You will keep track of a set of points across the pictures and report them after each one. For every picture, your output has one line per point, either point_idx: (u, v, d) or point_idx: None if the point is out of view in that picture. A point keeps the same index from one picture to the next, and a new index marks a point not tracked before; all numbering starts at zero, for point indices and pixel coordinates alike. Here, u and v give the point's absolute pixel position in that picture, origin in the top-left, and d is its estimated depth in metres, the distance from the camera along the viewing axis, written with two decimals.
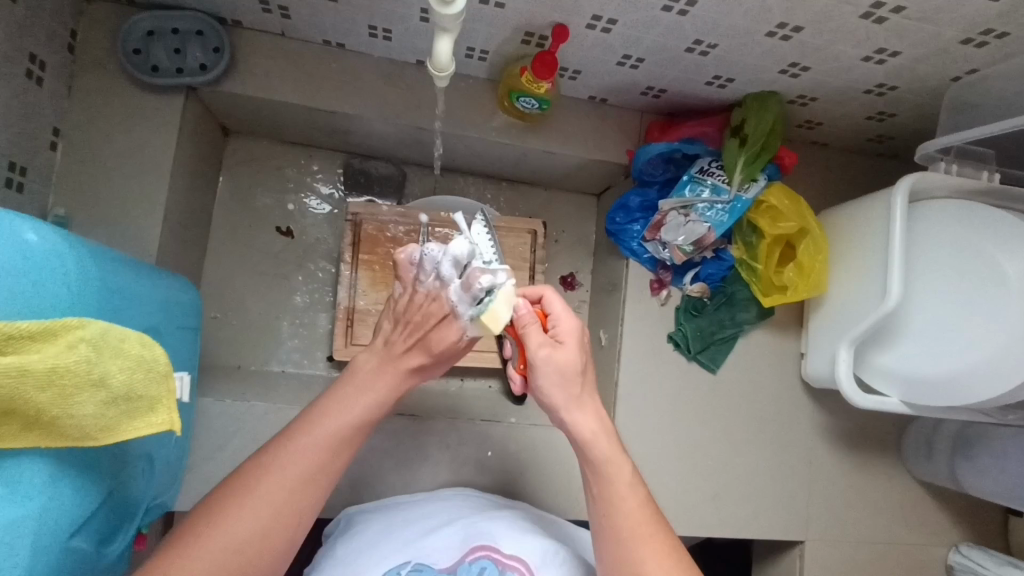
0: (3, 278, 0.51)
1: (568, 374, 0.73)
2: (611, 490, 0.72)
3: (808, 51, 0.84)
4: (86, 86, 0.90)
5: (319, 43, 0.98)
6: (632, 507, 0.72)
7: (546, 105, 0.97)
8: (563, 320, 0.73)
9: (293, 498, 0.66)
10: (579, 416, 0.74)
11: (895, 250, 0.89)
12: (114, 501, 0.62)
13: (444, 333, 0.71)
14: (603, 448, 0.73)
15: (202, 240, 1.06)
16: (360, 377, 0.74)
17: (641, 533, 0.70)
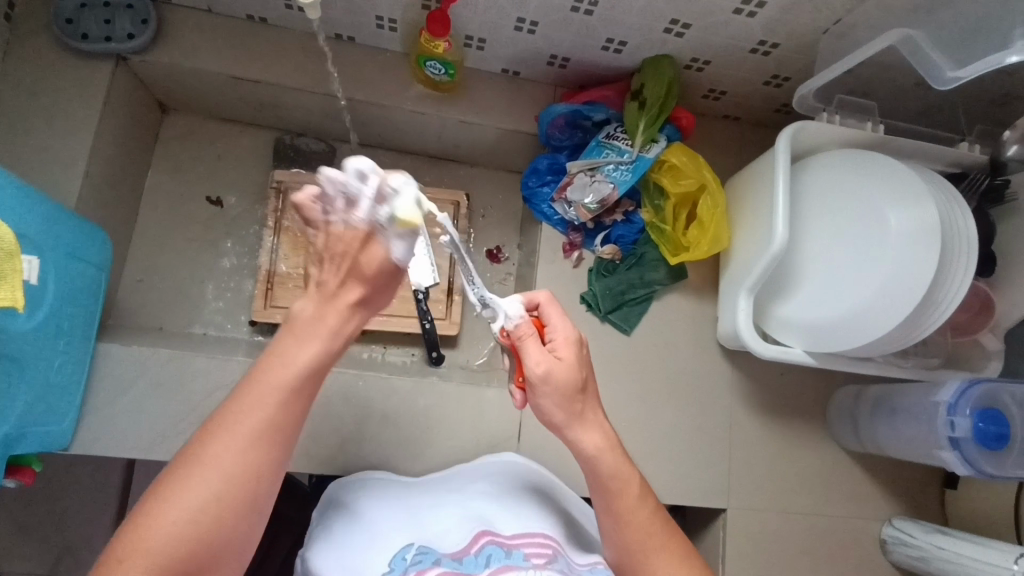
0: None
1: (567, 388, 0.69)
2: (619, 508, 0.71)
3: (682, 5, 0.90)
4: (19, 51, 0.97)
5: (244, 18, 1.06)
6: (638, 522, 0.71)
7: (452, 70, 1.03)
8: (559, 332, 0.70)
9: (243, 460, 0.56)
10: (579, 431, 0.71)
11: (780, 198, 0.92)
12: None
13: (368, 257, 0.57)
14: (608, 464, 0.71)
15: (129, 205, 1.11)
16: (322, 304, 0.59)
17: (649, 547, 0.71)
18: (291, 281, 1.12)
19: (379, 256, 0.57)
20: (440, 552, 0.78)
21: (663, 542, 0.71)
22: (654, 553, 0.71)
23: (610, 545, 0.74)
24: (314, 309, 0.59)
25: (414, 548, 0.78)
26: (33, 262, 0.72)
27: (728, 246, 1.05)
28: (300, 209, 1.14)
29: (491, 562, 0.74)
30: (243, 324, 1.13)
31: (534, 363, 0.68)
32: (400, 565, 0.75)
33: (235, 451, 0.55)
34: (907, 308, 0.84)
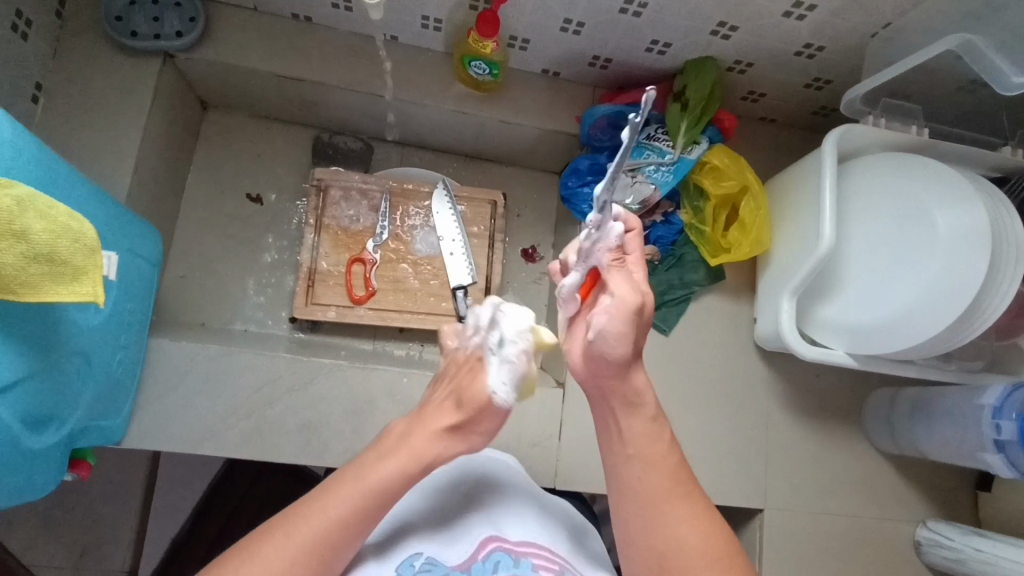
0: None
1: (648, 316, 0.67)
2: (651, 450, 0.70)
3: (730, 8, 0.90)
4: (70, 48, 0.98)
5: (289, 17, 1.06)
6: (665, 466, 0.69)
7: (496, 70, 1.03)
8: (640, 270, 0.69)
9: (297, 566, 0.60)
10: (635, 373, 0.69)
11: (827, 200, 0.92)
12: (44, 389, 0.64)
13: (475, 388, 0.68)
14: (649, 404, 0.71)
15: (172, 202, 1.12)
16: (418, 436, 0.69)
17: (668, 490, 0.68)
18: (331, 278, 1.12)
19: (481, 384, 0.68)
20: (446, 565, 0.73)
21: (683, 492, 0.68)
22: (676, 501, 0.68)
23: (623, 497, 0.70)
24: (405, 439, 0.68)
25: (421, 553, 0.74)
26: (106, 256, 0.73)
27: (768, 247, 1.05)
28: (341, 206, 1.15)
29: (499, 572, 0.72)
30: (283, 320, 1.15)
31: (620, 290, 0.65)
32: (407, 570, 0.71)
33: (286, 556, 0.60)
34: (955, 311, 0.84)
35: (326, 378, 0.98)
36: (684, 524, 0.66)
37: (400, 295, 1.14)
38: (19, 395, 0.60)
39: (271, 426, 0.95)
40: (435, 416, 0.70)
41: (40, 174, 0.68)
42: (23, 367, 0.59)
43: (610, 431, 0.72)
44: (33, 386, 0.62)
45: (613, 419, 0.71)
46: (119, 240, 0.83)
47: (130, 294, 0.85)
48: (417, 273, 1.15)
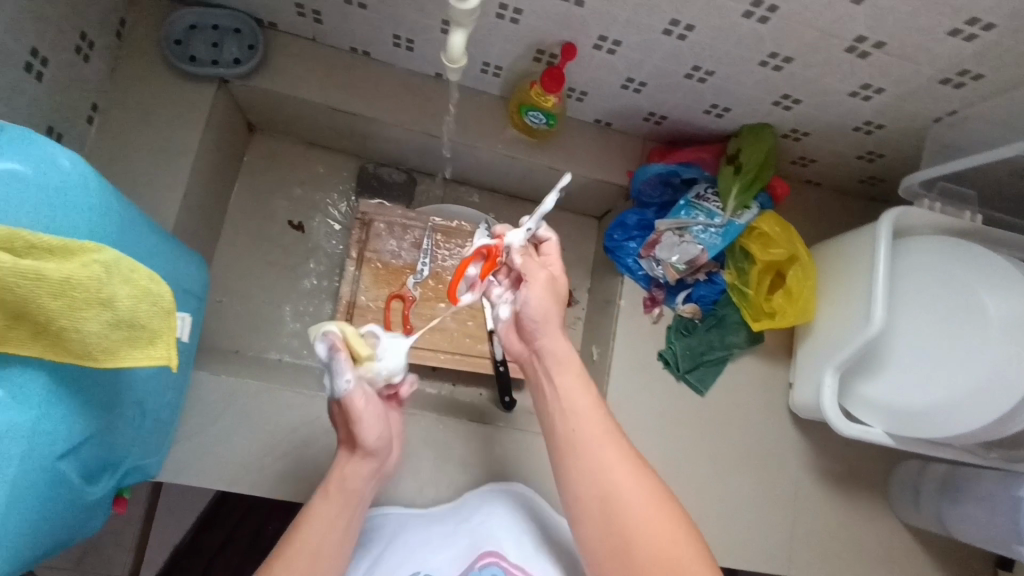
0: (37, 211, 0.52)
1: (558, 299, 0.75)
2: (578, 404, 0.70)
3: (799, 84, 0.90)
4: (126, 70, 0.96)
5: (347, 50, 1.05)
6: (593, 417, 0.69)
7: (553, 121, 1.02)
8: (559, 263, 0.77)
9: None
10: (552, 335, 0.74)
11: (878, 284, 0.92)
12: (102, 442, 0.63)
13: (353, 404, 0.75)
14: (573, 360, 0.73)
15: (214, 227, 1.11)
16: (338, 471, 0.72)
17: (600, 439, 0.67)
18: (370, 313, 1.12)
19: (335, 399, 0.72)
20: None
21: (615, 438, 0.67)
22: (609, 445, 0.67)
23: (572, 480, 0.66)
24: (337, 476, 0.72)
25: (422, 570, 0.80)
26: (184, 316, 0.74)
27: (812, 315, 1.05)
28: (383, 240, 1.15)
29: None
30: (318, 351, 1.14)
31: (537, 274, 0.74)
32: None
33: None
34: (1005, 408, 0.84)
35: None
36: (631, 485, 0.64)
37: (436, 334, 1.14)
38: (82, 450, 0.60)
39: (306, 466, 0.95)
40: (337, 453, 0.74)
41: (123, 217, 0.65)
42: (87, 427, 0.59)
43: (549, 416, 0.71)
44: (90, 443, 0.61)
45: (544, 385, 0.73)
46: (175, 276, 0.83)
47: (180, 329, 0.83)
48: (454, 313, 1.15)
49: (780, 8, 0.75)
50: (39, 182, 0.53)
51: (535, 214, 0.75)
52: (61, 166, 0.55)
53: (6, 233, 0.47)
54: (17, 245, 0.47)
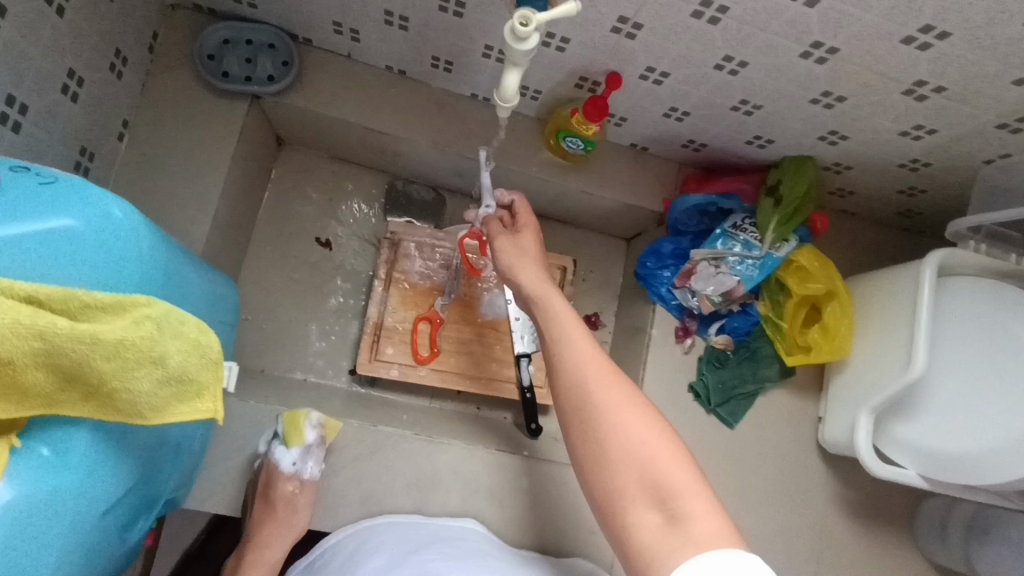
0: (87, 262, 0.51)
1: (527, 248, 0.91)
2: (579, 351, 0.75)
3: (848, 121, 0.87)
4: (158, 84, 0.94)
5: (382, 68, 1.02)
6: (594, 359, 0.74)
7: (591, 147, 1.00)
8: (525, 216, 0.95)
9: None
10: (523, 275, 0.87)
11: (920, 328, 0.90)
12: (140, 487, 0.62)
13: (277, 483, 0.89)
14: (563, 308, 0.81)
15: (242, 244, 1.09)
16: (266, 545, 0.91)
17: (601, 379, 0.72)
18: (397, 334, 1.10)
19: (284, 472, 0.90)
20: None
21: (613, 377, 0.73)
22: (608, 384, 0.72)
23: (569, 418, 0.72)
24: (260, 549, 0.91)
25: None
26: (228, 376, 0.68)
27: (848, 352, 1.03)
28: (411, 261, 1.13)
29: None
30: (343, 372, 1.13)
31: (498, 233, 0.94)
32: None
33: None
34: None
35: (390, 450, 0.97)
36: (619, 405, 0.70)
37: (463, 357, 1.12)
38: (120, 506, 0.59)
39: (335, 493, 0.94)
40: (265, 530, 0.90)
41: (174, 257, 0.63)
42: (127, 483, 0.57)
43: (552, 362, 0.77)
44: (127, 496, 0.59)
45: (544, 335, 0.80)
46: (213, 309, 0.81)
47: None
48: (481, 337, 1.14)
49: (843, 51, 0.73)
50: (90, 236, 0.51)
51: (490, 192, 0.97)
52: (112, 216, 0.53)
53: (60, 294, 0.45)
54: (72, 305, 0.46)
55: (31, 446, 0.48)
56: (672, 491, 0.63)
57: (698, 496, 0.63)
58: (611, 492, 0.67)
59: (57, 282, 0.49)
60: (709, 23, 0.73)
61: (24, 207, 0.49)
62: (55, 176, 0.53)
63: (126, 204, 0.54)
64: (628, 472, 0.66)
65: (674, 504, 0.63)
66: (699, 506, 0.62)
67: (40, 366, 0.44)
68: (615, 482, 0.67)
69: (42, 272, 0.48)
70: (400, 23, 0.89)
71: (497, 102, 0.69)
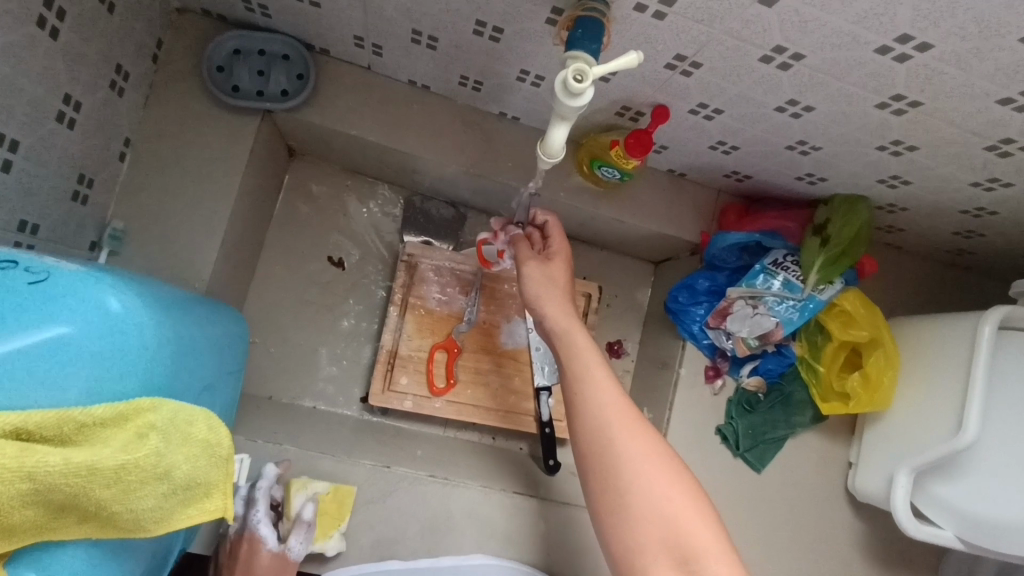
0: (82, 364, 0.47)
1: (555, 276, 0.81)
2: (602, 391, 0.69)
3: (915, 169, 0.80)
4: (163, 98, 0.87)
5: (405, 82, 0.94)
6: (617, 402, 0.68)
7: (628, 178, 0.93)
8: (556, 239, 0.85)
9: None
10: (547, 305, 0.78)
11: (975, 391, 0.85)
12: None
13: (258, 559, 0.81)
14: (584, 341, 0.74)
15: (251, 263, 1.03)
16: None
17: (624, 425, 0.66)
18: (412, 363, 1.05)
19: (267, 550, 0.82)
20: None
21: (637, 422, 0.67)
22: (633, 431, 0.66)
23: (587, 465, 0.66)
24: None
25: None
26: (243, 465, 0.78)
27: (888, 405, 0.98)
28: (428, 286, 1.07)
29: None
30: (355, 399, 1.08)
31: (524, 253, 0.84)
32: None
33: None
34: None
35: (404, 493, 0.92)
36: (642, 454, 0.64)
37: (480, 388, 1.07)
38: None
39: (344, 538, 0.90)
40: None
41: (185, 334, 0.58)
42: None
43: (571, 400, 0.70)
44: None
45: (563, 368, 0.73)
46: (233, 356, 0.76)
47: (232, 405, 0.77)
48: (500, 368, 1.08)
49: (925, 105, 0.65)
50: (86, 339, 0.47)
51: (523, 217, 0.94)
52: (109, 311, 0.49)
53: (52, 419, 0.42)
54: (66, 428, 0.42)
55: (19, 573, 0.45)
56: (696, 552, 0.59)
57: (722, 558, 0.59)
58: (628, 549, 0.61)
59: (49, 399, 0.45)
60: (777, 69, 0.66)
61: (12, 317, 0.45)
62: (49, 269, 0.49)
63: (124, 296, 0.50)
64: (649, 528, 0.61)
65: (698, 567, 0.58)
66: (724, 569, 0.58)
67: (29, 505, 0.41)
68: (634, 538, 0.61)
69: (31, 389, 0.45)
70: (427, 42, 0.81)
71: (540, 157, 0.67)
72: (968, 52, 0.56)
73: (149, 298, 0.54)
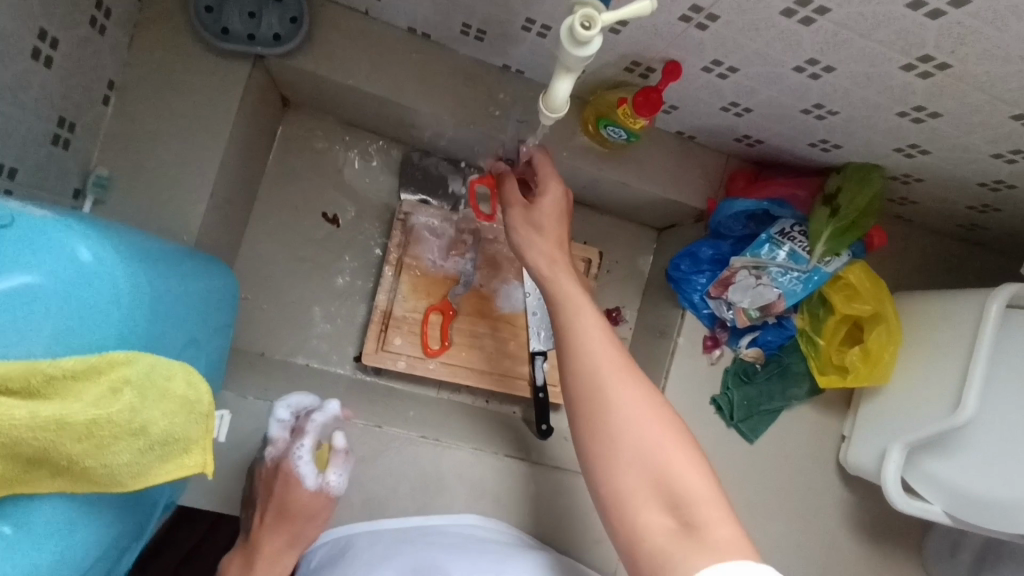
0: (51, 315, 0.45)
1: (545, 222, 0.78)
2: (589, 335, 0.67)
3: (935, 137, 0.76)
4: (148, 38, 0.82)
5: (404, 30, 0.90)
6: (605, 344, 0.66)
7: (634, 139, 0.89)
8: (549, 176, 0.80)
9: None
10: (537, 255, 0.76)
11: (976, 372, 0.83)
12: (129, 533, 0.58)
13: (294, 492, 0.82)
14: (574, 288, 0.72)
15: (242, 217, 1.00)
16: (263, 559, 0.81)
17: (612, 369, 0.64)
18: (406, 324, 1.03)
19: (302, 488, 0.83)
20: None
21: (626, 366, 0.65)
22: (621, 374, 0.64)
23: (576, 412, 0.63)
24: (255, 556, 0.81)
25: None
26: (223, 419, 0.81)
27: (887, 379, 0.96)
28: (424, 245, 1.05)
29: None
30: (348, 357, 1.07)
31: (513, 193, 0.81)
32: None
33: None
34: None
35: (395, 453, 0.92)
36: (634, 399, 0.62)
37: (475, 351, 1.06)
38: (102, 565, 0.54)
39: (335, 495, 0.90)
40: (273, 535, 0.82)
41: (164, 289, 0.57)
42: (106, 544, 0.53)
43: (561, 347, 0.68)
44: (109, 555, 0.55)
45: (554, 315, 0.71)
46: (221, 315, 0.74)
47: (222, 361, 0.76)
48: (495, 332, 1.07)
49: (953, 68, 0.62)
50: (55, 290, 0.45)
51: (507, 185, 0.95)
52: (78, 261, 0.47)
53: (19, 371, 0.40)
54: (34, 381, 0.40)
55: None
56: (687, 494, 0.57)
57: (712, 501, 0.57)
58: (616, 492, 0.60)
59: (18, 352, 0.43)
60: (799, 24, 0.62)
61: None
62: (13, 212, 0.46)
63: (96, 246, 0.48)
64: (637, 471, 0.59)
65: (688, 508, 0.57)
66: (714, 511, 0.56)
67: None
68: (624, 482, 0.59)
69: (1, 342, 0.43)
70: None
71: (542, 111, 0.63)
72: (1005, 9, 0.52)
73: (124, 248, 0.53)
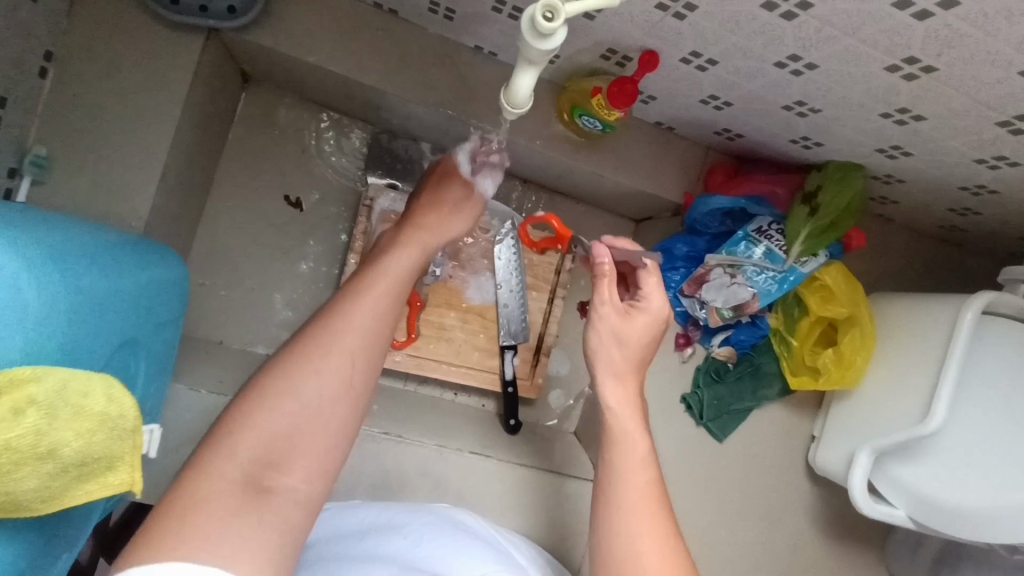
0: None
1: (627, 341, 0.72)
2: (632, 483, 0.65)
3: (918, 140, 0.73)
4: (89, 7, 0.76)
5: (370, 4, 0.84)
6: (646, 498, 0.64)
7: (610, 129, 0.85)
8: (654, 298, 0.74)
9: (329, 410, 0.57)
10: (609, 384, 0.72)
11: (947, 380, 0.81)
12: (52, 547, 0.55)
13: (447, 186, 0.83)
14: (628, 422, 0.69)
15: (198, 200, 0.95)
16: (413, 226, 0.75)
17: (647, 529, 0.61)
18: None
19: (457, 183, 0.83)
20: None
21: (663, 528, 0.62)
22: (656, 535, 0.61)
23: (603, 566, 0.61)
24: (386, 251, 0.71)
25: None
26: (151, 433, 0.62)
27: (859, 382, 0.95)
28: None
29: None
30: None
31: (608, 299, 0.73)
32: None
33: (330, 361, 0.59)
34: None
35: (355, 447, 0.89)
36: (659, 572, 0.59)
37: (443, 344, 1.03)
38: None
39: None
40: (427, 215, 0.78)
41: (85, 290, 0.53)
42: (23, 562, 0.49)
43: (604, 486, 0.66)
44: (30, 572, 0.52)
45: (604, 449, 0.68)
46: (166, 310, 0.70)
47: (169, 355, 0.73)
48: (464, 324, 1.04)
49: (940, 71, 0.59)
50: None
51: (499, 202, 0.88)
52: None
53: None
54: None
55: None
56: None
57: None
58: None
59: None
60: (782, 18, 0.58)
61: None
62: None
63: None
64: None
65: None
66: None
67: None
68: None
69: None
70: None
71: (505, 105, 0.60)
72: (998, 13, 0.49)
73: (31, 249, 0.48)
